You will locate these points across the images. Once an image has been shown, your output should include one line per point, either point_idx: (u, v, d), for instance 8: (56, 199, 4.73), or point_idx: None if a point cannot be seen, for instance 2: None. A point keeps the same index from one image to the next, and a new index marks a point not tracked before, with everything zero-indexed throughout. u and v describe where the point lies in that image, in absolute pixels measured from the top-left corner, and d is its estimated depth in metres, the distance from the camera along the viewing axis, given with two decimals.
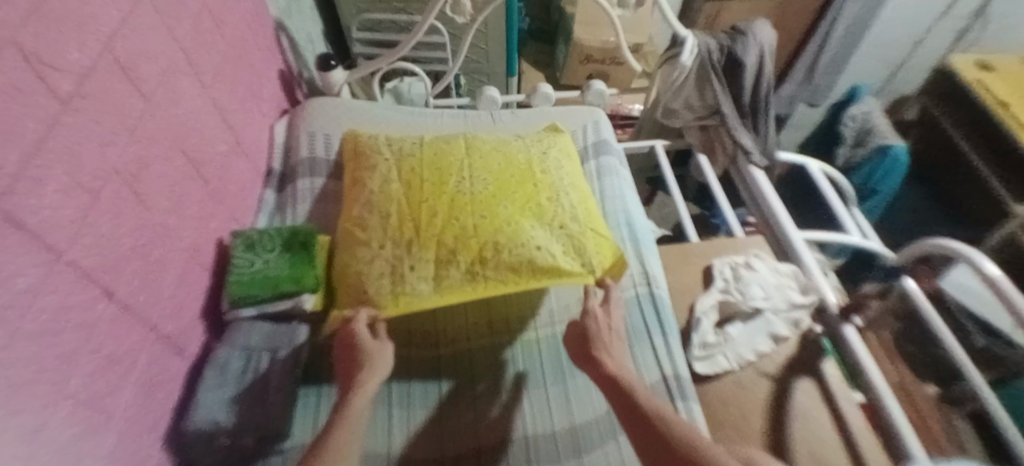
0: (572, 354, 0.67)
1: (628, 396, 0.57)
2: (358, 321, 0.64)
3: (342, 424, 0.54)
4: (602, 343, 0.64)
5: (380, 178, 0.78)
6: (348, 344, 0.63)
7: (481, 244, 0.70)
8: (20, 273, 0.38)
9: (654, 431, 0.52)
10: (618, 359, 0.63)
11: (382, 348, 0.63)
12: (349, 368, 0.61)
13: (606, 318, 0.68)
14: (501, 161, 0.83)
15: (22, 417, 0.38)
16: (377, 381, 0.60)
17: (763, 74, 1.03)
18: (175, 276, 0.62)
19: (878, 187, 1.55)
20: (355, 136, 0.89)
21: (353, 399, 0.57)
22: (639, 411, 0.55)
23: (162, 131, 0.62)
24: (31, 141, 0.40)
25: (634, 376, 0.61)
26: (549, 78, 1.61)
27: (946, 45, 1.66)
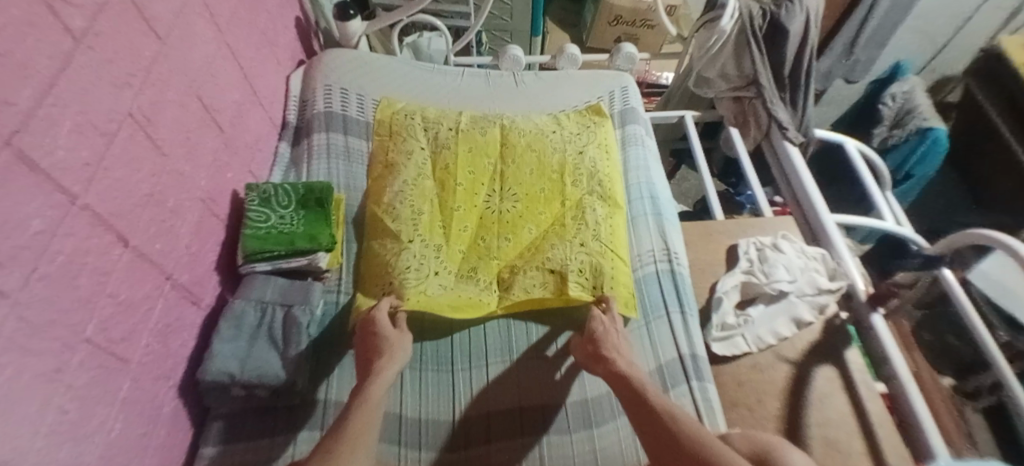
0: (579, 356, 0.65)
1: (636, 389, 0.55)
2: (379, 310, 0.64)
3: (359, 414, 0.51)
4: (610, 342, 0.63)
5: (414, 169, 0.82)
6: (366, 333, 0.63)
7: (503, 264, 0.75)
8: (35, 215, 0.37)
9: (667, 431, 0.50)
10: (628, 357, 0.62)
11: (402, 339, 0.62)
12: (368, 353, 0.61)
13: (614, 323, 0.66)
14: (532, 170, 0.84)
15: (37, 361, 0.38)
16: (396, 369, 0.59)
17: (807, 43, 0.96)
18: (190, 227, 0.61)
19: (913, 171, 1.48)
20: (394, 108, 0.91)
21: (371, 385, 0.55)
22: (649, 408, 0.53)
23: (178, 75, 0.60)
24: (43, 78, 0.38)
25: (645, 374, 0.59)
26: (574, 40, 1.54)
27: (998, 22, 1.54)
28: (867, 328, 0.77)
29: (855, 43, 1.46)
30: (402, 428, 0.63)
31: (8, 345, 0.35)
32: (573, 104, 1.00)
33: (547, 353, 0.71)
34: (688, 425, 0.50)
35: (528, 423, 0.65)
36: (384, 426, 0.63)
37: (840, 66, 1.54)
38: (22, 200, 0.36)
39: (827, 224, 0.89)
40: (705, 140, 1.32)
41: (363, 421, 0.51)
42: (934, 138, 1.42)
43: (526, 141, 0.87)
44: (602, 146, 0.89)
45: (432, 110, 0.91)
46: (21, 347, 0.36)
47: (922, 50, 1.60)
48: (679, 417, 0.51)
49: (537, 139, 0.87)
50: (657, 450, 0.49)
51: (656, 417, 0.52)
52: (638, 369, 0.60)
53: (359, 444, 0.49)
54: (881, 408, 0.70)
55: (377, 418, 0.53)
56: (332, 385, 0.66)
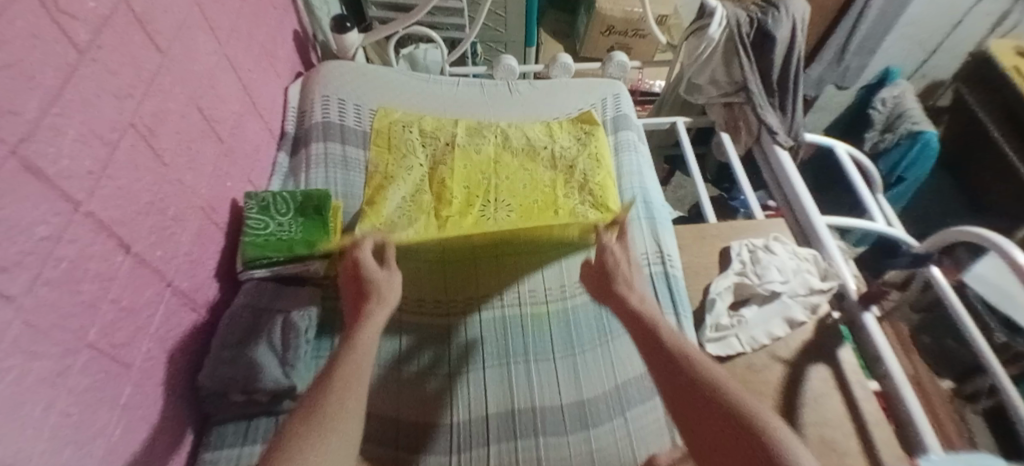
0: (592, 292, 0.65)
1: (645, 322, 0.52)
2: (364, 251, 0.62)
3: (349, 354, 0.47)
4: (622, 276, 0.62)
5: (412, 184, 0.85)
6: (354, 275, 0.60)
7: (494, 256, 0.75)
8: (41, 221, 0.38)
9: (675, 365, 0.44)
10: (640, 291, 0.59)
11: (391, 278, 0.59)
12: (358, 298, 0.57)
13: (624, 252, 0.66)
14: (526, 184, 0.86)
15: (41, 364, 0.38)
16: (388, 310, 0.55)
17: (794, 49, 0.99)
18: (190, 234, 0.62)
19: (905, 174, 1.50)
20: (391, 117, 0.93)
21: (364, 329, 0.51)
22: (659, 345, 0.48)
23: (180, 86, 0.61)
24: (49, 89, 0.40)
25: (657, 307, 0.56)
26: (568, 50, 1.57)
27: (985, 29, 1.58)
28: (860, 328, 0.78)
29: (845, 50, 1.49)
30: (399, 432, 0.64)
31: (12, 349, 0.35)
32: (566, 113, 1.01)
33: (543, 357, 0.71)
34: (703, 362, 0.44)
35: (525, 426, 0.65)
36: (366, 429, 0.63)
37: (831, 72, 1.56)
38: (27, 206, 0.37)
39: (818, 226, 0.91)
40: (698, 146, 1.33)
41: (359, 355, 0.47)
42: (924, 142, 1.43)
43: (519, 154, 0.90)
44: (596, 157, 0.91)
45: (429, 122, 0.94)
46: (26, 349, 0.37)
47: (913, 55, 1.64)
48: (684, 343, 0.47)
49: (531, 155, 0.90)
50: (664, 380, 0.44)
51: (668, 354, 0.46)
52: (652, 304, 0.57)
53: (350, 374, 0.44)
54: (875, 407, 0.70)
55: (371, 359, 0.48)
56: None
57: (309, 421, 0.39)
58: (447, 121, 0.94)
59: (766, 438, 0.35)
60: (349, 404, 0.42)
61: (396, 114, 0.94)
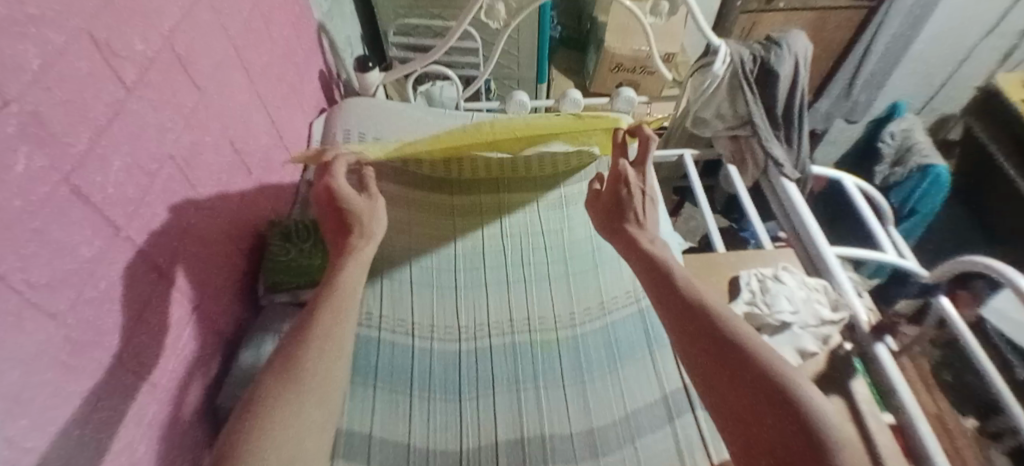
0: (597, 224, 0.71)
1: (657, 266, 0.60)
2: (336, 178, 0.62)
3: (331, 292, 0.53)
4: (631, 212, 0.67)
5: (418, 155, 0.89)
6: (328, 202, 0.62)
7: (482, 129, 0.77)
8: (85, 244, 0.42)
9: (701, 316, 0.52)
10: (649, 232, 0.65)
11: (371, 206, 0.63)
12: (341, 226, 0.62)
13: (640, 180, 0.68)
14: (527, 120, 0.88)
15: (77, 379, 0.41)
16: (370, 241, 0.61)
17: (797, 85, 1.03)
18: (218, 258, 0.66)
19: (917, 207, 1.48)
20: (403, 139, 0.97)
21: (348, 263, 0.57)
22: (678, 293, 0.55)
23: (214, 121, 0.66)
24: (99, 123, 0.44)
25: (666, 250, 0.62)
26: (578, 85, 1.63)
27: (993, 64, 1.61)
28: (874, 361, 0.77)
29: (852, 85, 1.52)
30: (409, 459, 0.64)
31: (52, 363, 0.38)
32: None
33: (552, 382, 0.72)
34: (722, 315, 0.52)
35: (530, 452, 0.65)
36: (354, 446, 0.64)
37: (839, 105, 1.59)
38: (74, 230, 0.40)
39: (827, 257, 0.91)
40: (706, 178, 1.36)
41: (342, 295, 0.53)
42: (934, 175, 1.41)
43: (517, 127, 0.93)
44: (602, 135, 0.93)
45: None
46: (63, 364, 0.39)
47: (920, 91, 1.68)
48: (699, 293, 0.55)
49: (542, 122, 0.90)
50: (678, 324, 0.53)
51: (688, 304, 0.54)
52: (660, 246, 0.63)
53: (334, 316, 0.51)
54: (891, 441, 0.69)
55: (355, 295, 0.55)
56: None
57: (297, 354, 0.48)
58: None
59: (789, 395, 0.44)
60: (327, 344, 0.49)
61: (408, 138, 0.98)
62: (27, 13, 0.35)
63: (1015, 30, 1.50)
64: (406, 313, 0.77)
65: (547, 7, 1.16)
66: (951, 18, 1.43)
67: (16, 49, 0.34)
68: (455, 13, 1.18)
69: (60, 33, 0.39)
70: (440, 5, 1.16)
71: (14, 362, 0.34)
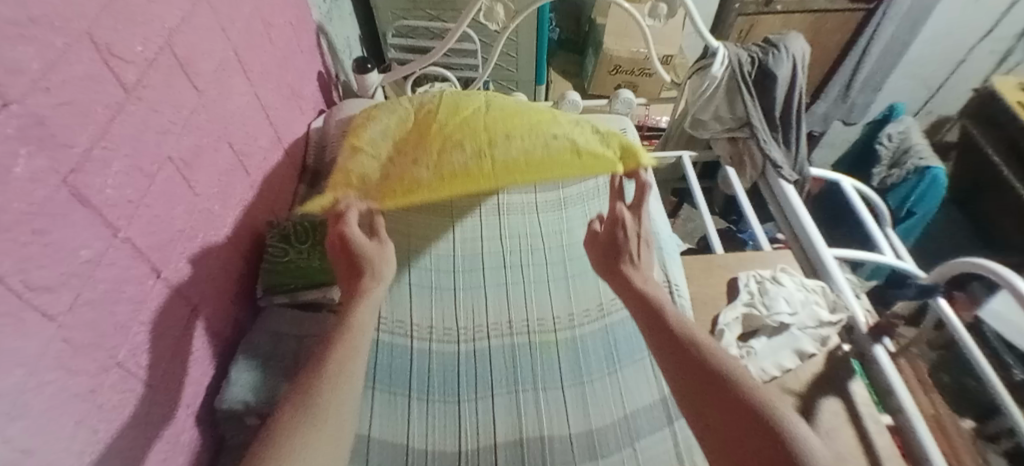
0: (594, 265, 0.67)
1: (650, 306, 0.57)
2: (353, 228, 0.60)
3: (346, 333, 0.52)
4: (628, 253, 0.65)
5: (392, 111, 0.78)
6: (340, 245, 0.60)
7: (486, 166, 0.70)
8: (84, 245, 0.42)
9: (689, 353, 0.49)
10: (644, 272, 0.63)
11: (383, 253, 0.62)
12: (352, 268, 0.60)
13: (636, 225, 0.67)
14: (524, 111, 0.76)
15: (76, 380, 0.41)
16: (383, 284, 0.60)
17: (796, 87, 1.03)
18: (217, 260, 0.66)
19: (915, 209, 1.49)
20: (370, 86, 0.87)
21: (359, 309, 0.56)
22: (669, 332, 0.52)
23: (214, 123, 0.66)
24: (100, 125, 0.44)
25: (661, 291, 0.60)
26: (577, 87, 1.63)
27: (990, 66, 1.62)
28: (871, 362, 0.77)
29: (849, 87, 1.53)
30: (407, 459, 0.64)
31: (51, 365, 0.38)
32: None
33: (551, 384, 0.72)
34: (712, 351, 0.49)
35: (530, 454, 0.65)
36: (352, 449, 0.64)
37: (836, 108, 1.60)
38: (74, 230, 0.40)
39: (825, 258, 0.91)
40: (704, 179, 1.36)
41: (352, 340, 0.52)
42: (933, 177, 1.42)
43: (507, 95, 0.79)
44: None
45: None
46: (62, 365, 0.39)
47: (918, 93, 1.69)
48: (692, 331, 0.52)
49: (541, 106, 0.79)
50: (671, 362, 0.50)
51: (677, 341, 0.51)
52: (655, 285, 0.61)
53: (349, 351, 0.51)
54: (889, 442, 0.69)
55: (367, 336, 0.54)
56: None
57: (311, 400, 0.46)
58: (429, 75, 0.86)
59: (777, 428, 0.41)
60: (342, 391, 0.48)
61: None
62: (28, 15, 0.35)
63: (1012, 32, 1.51)
64: (405, 314, 0.77)
65: (546, 9, 1.16)
66: (948, 21, 1.44)
67: (17, 51, 0.34)
68: (454, 15, 1.18)
69: (62, 35, 0.39)
70: (439, 7, 1.16)
71: (13, 364, 0.34)
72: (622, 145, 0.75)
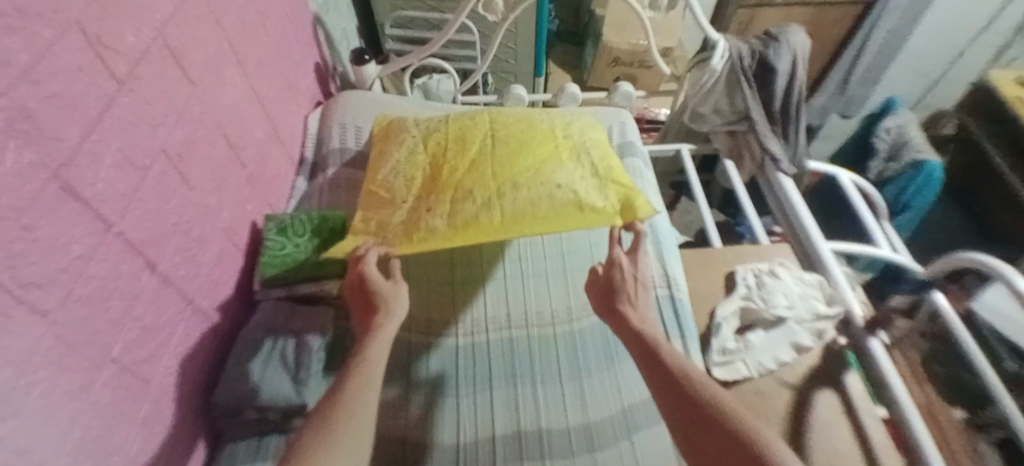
0: (593, 305, 0.66)
1: (648, 345, 0.56)
2: (369, 265, 0.63)
3: (360, 363, 0.53)
4: (626, 294, 0.64)
5: (407, 152, 0.82)
6: (360, 288, 0.63)
7: (494, 217, 0.69)
8: (76, 241, 0.41)
9: (685, 394, 0.48)
10: (643, 312, 0.62)
11: (397, 290, 0.63)
12: (366, 310, 0.61)
13: (633, 269, 0.67)
14: (529, 160, 0.77)
15: (68, 377, 0.41)
16: (395, 321, 0.60)
17: (795, 81, 1.03)
18: (213, 254, 0.65)
19: (911, 203, 1.49)
20: (388, 119, 0.92)
21: (373, 342, 0.56)
22: (668, 374, 0.51)
23: (209, 116, 0.65)
24: (90, 118, 0.43)
25: (659, 332, 0.59)
26: (576, 80, 1.62)
27: (985, 61, 1.62)
28: (867, 355, 0.78)
29: (847, 81, 1.52)
30: (407, 454, 0.64)
31: (42, 361, 0.38)
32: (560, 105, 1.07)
33: (551, 378, 0.72)
34: (708, 388, 0.48)
35: (529, 448, 0.65)
36: None
37: (833, 102, 1.60)
38: (65, 225, 0.40)
39: (823, 251, 0.91)
40: (703, 173, 1.36)
41: (361, 370, 0.52)
42: (929, 171, 1.43)
43: (513, 141, 0.81)
44: (606, 152, 0.83)
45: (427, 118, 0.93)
46: (54, 361, 0.39)
47: (917, 86, 1.68)
48: (690, 370, 0.51)
49: (548, 139, 0.82)
50: (671, 404, 0.48)
51: (674, 380, 0.50)
52: (652, 325, 0.60)
53: (363, 381, 0.51)
54: (884, 434, 0.70)
55: (381, 370, 0.54)
56: (414, 406, 0.69)
57: (328, 423, 0.46)
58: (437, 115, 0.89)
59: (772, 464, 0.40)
60: (354, 418, 0.47)
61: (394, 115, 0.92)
62: (17, 6, 0.34)
63: (1008, 27, 1.51)
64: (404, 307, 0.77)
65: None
66: (946, 15, 1.44)
67: (3, 44, 0.33)
68: (452, 6, 1.17)
69: (51, 26, 0.38)
70: None
71: (3, 361, 0.34)
72: (623, 200, 0.73)
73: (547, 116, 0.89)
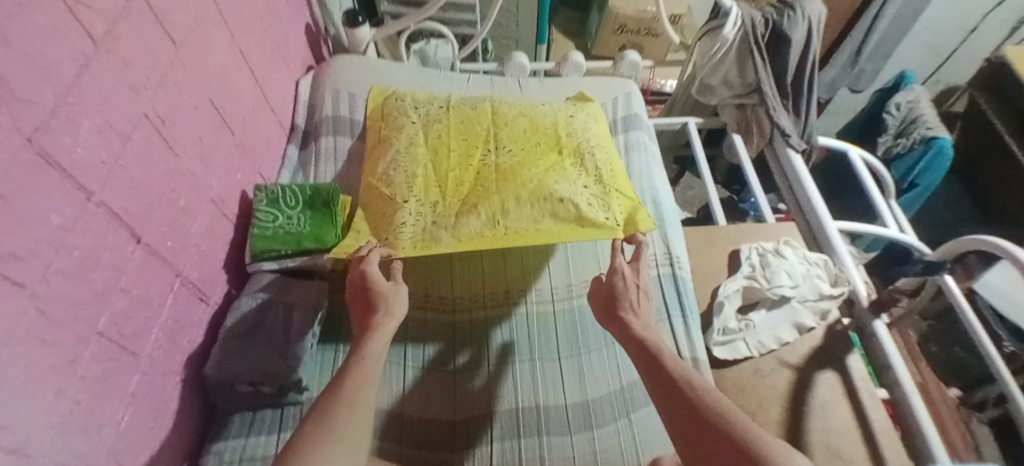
0: (595, 313, 0.64)
1: (650, 352, 0.54)
2: (370, 264, 0.61)
3: (359, 362, 0.51)
4: (629, 301, 0.62)
5: (406, 140, 0.80)
6: (360, 288, 0.60)
7: (499, 233, 0.69)
8: (55, 210, 0.39)
9: (686, 401, 0.47)
10: (645, 320, 0.60)
11: (398, 291, 0.60)
12: (364, 310, 0.58)
13: (635, 277, 0.65)
14: (533, 171, 0.76)
15: (52, 352, 0.39)
16: (395, 321, 0.57)
17: (809, 50, 0.98)
18: (202, 226, 0.63)
19: (918, 181, 1.46)
20: (384, 90, 0.93)
21: (369, 341, 0.54)
22: (669, 381, 0.50)
23: (194, 80, 0.62)
24: (66, 80, 0.40)
25: (661, 337, 0.57)
26: (579, 47, 1.56)
27: (1001, 36, 1.57)
28: (870, 335, 0.77)
29: (859, 54, 1.46)
30: (403, 427, 0.63)
31: (23, 336, 0.36)
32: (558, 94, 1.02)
33: (548, 354, 0.71)
34: (712, 397, 0.46)
35: (527, 424, 0.65)
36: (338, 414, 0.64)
37: (844, 75, 1.53)
38: (43, 195, 0.37)
39: (829, 230, 0.89)
40: (708, 148, 1.32)
41: (358, 368, 0.50)
42: (939, 147, 1.40)
43: (517, 143, 0.80)
44: (608, 155, 0.84)
45: (423, 94, 0.89)
46: (37, 336, 0.37)
47: (927, 62, 1.63)
48: (691, 378, 0.49)
49: (551, 144, 0.81)
50: (673, 414, 0.47)
51: (677, 387, 0.48)
52: (655, 332, 0.58)
53: (363, 377, 0.50)
54: (883, 415, 0.70)
55: (380, 369, 0.52)
56: (410, 381, 0.67)
57: (327, 417, 0.45)
58: (438, 101, 0.87)
59: None
60: (346, 419, 0.46)
61: (389, 90, 0.93)
62: None
63: None
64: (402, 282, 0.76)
65: None
66: None
67: None
68: None
69: None
70: None
71: None
72: (624, 212, 0.75)
73: (549, 108, 0.88)
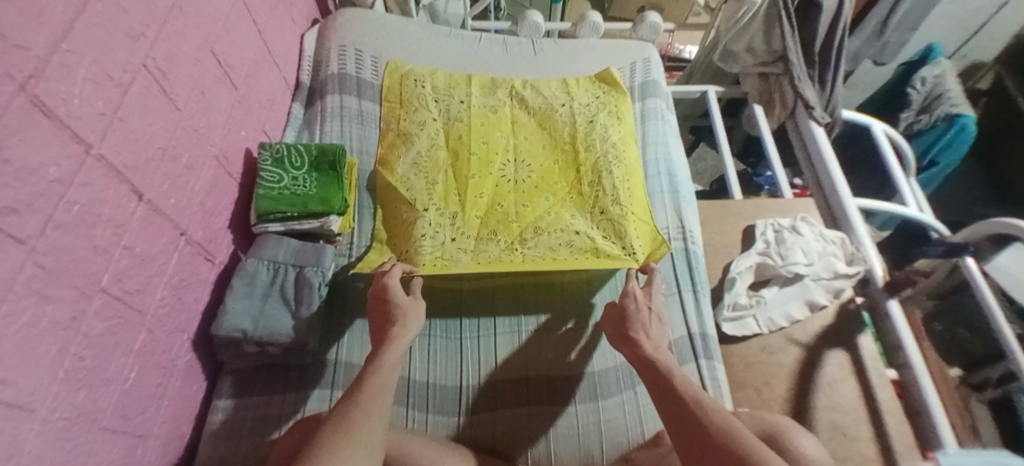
0: (607, 333, 0.62)
1: (661, 374, 0.52)
2: (393, 278, 0.62)
3: (374, 371, 0.50)
4: (640, 323, 0.60)
5: (427, 139, 0.81)
6: (380, 300, 0.60)
7: (515, 260, 0.69)
8: (52, 163, 0.37)
9: (702, 429, 0.45)
10: (656, 340, 0.59)
11: (416, 308, 0.60)
12: (382, 322, 0.58)
13: (647, 298, 0.64)
14: (550, 198, 0.76)
15: (54, 307, 0.38)
16: (412, 335, 0.56)
17: (841, 17, 0.92)
18: (205, 184, 0.61)
19: (938, 159, 1.43)
20: (402, 71, 0.89)
21: (386, 351, 0.53)
22: (682, 405, 0.48)
23: (194, 30, 0.58)
24: (59, 25, 0.37)
25: (672, 358, 0.56)
26: (596, 7, 1.49)
27: None
28: (883, 315, 0.75)
29: (885, 25, 1.32)
30: (410, 392, 0.65)
31: (25, 291, 0.35)
32: (585, 71, 0.97)
33: (553, 327, 0.71)
34: (733, 428, 0.44)
35: (536, 395, 0.65)
36: (345, 378, 0.65)
37: (868, 47, 1.40)
38: (39, 146, 0.36)
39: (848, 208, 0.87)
40: (725, 118, 1.27)
41: (377, 375, 0.50)
42: (961, 126, 1.35)
43: (536, 166, 0.80)
44: (629, 171, 0.80)
45: (441, 77, 0.89)
46: (37, 292, 0.36)
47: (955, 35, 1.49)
48: (709, 405, 0.47)
49: (569, 161, 0.81)
50: (686, 443, 0.45)
51: (693, 415, 0.46)
52: (665, 353, 0.57)
53: (379, 387, 0.48)
54: (890, 395, 0.69)
55: (396, 379, 0.51)
56: (416, 350, 0.68)
57: (348, 416, 0.45)
58: (459, 95, 0.87)
59: None
60: (366, 425, 0.45)
61: (407, 69, 0.90)
62: None
63: None
64: None
65: None
66: None
67: None
68: None
69: None
70: None
71: None
72: (642, 239, 0.74)
73: (568, 112, 0.86)
